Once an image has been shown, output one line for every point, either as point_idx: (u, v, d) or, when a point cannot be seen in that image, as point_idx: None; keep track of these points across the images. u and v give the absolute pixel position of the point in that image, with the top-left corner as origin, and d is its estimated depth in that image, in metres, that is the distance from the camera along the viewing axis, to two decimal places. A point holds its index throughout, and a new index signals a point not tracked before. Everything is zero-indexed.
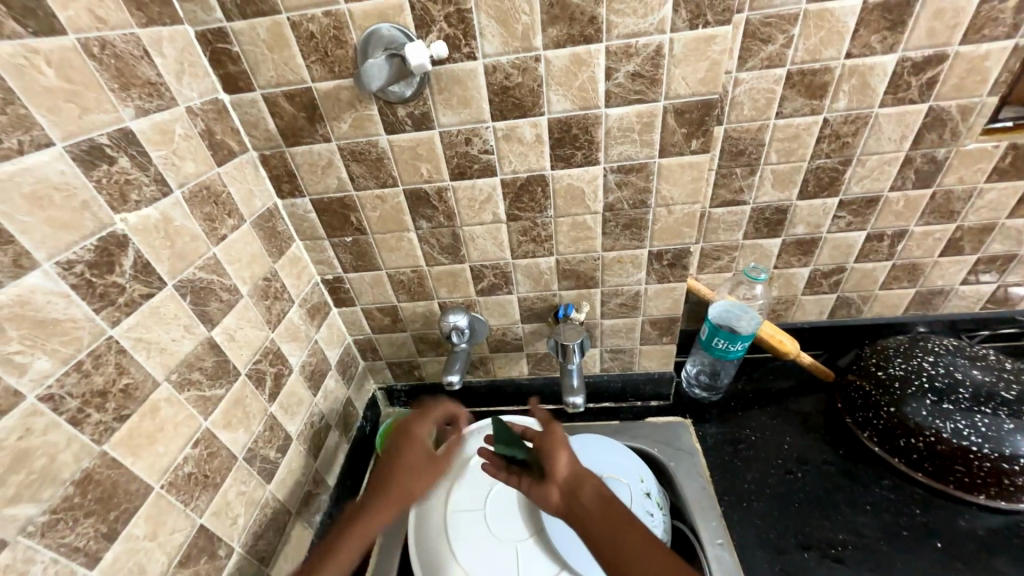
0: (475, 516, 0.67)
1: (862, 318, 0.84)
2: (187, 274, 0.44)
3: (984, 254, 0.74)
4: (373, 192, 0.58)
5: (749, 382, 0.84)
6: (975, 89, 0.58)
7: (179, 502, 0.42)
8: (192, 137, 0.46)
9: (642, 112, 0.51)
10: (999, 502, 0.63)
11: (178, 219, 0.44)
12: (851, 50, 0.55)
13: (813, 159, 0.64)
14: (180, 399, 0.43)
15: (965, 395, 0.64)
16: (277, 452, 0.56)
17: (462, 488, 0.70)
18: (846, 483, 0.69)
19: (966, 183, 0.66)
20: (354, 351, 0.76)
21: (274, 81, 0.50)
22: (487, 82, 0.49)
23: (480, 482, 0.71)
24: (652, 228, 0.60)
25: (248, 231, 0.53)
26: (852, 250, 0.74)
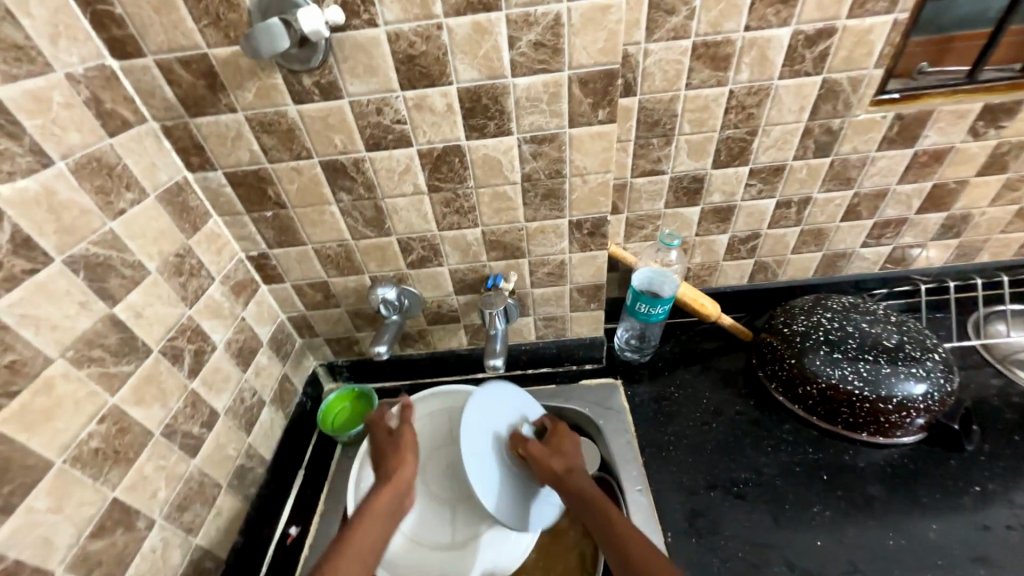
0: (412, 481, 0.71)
1: (777, 281, 0.90)
2: (79, 249, 0.43)
3: (879, 219, 0.81)
4: (288, 164, 0.58)
5: (677, 344, 0.89)
6: (863, 62, 0.62)
7: (87, 476, 0.42)
8: (74, 106, 0.44)
9: (548, 82, 0.52)
10: (877, 437, 0.71)
11: (63, 192, 0.42)
12: (749, 23, 0.58)
13: (723, 129, 0.68)
14: (80, 375, 0.42)
15: (853, 345, 0.71)
16: (200, 427, 0.56)
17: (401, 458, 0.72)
18: (753, 429, 0.76)
19: (860, 152, 0.71)
20: (289, 328, 0.77)
21: (166, 46, 0.48)
22: (391, 50, 0.49)
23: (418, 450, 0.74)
24: (569, 198, 0.63)
25: (153, 206, 0.52)
26: (764, 217, 0.79)
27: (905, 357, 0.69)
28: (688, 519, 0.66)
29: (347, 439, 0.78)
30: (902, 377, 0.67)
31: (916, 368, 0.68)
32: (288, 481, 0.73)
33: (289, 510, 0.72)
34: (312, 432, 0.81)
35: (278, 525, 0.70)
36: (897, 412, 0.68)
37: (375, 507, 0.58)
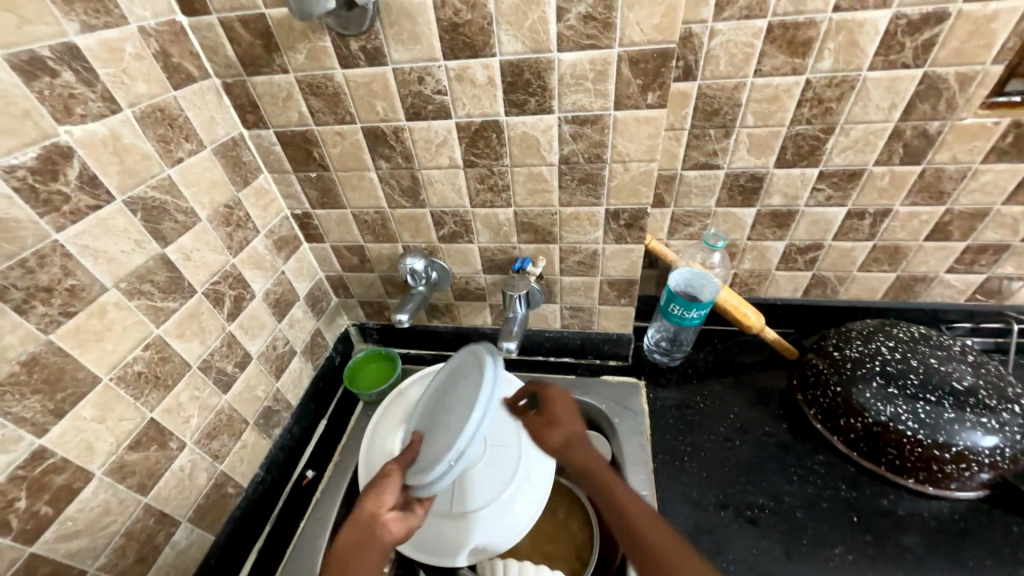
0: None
1: (837, 299, 0.81)
2: (138, 192, 0.47)
3: (973, 242, 0.70)
4: (332, 128, 0.59)
5: (711, 352, 0.84)
6: (979, 55, 0.52)
7: (130, 395, 0.47)
8: (144, 57, 0.47)
9: (596, 59, 0.49)
10: (926, 486, 0.64)
11: (128, 138, 0.46)
12: (839, 3, 0.51)
13: (792, 124, 0.61)
14: (130, 306, 0.47)
15: (914, 381, 0.63)
16: (234, 367, 0.61)
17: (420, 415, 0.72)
18: (780, 454, 0.71)
19: (959, 162, 0.61)
20: (326, 286, 0.81)
21: (229, 4, 0.50)
22: (436, 17, 0.48)
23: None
24: (608, 185, 0.60)
25: (208, 157, 0.56)
26: (830, 227, 0.71)
27: (977, 403, 0.60)
28: (692, 534, 0.63)
29: (367, 398, 0.83)
30: (969, 425, 0.59)
31: (988, 417, 0.59)
32: (310, 429, 0.78)
33: (308, 455, 0.77)
34: (338, 387, 0.86)
35: (297, 466, 0.75)
36: (955, 462, 0.60)
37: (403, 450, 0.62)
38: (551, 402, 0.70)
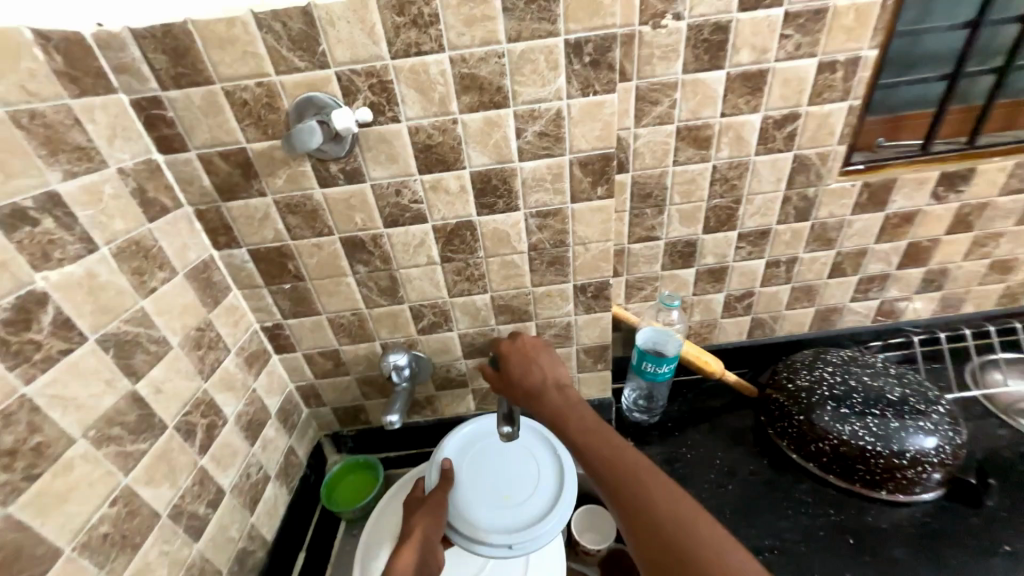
0: (468, 488, 0.67)
1: (775, 336, 0.93)
2: (111, 327, 0.45)
3: (863, 275, 0.85)
4: (310, 241, 0.62)
5: (684, 403, 0.90)
6: (828, 139, 0.70)
7: (93, 565, 0.41)
8: (122, 196, 0.48)
9: (552, 164, 0.58)
10: (897, 495, 0.70)
11: (104, 275, 0.45)
12: (725, 110, 0.66)
13: (709, 199, 0.74)
14: (98, 455, 0.42)
15: (859, 399, 0.72)
16: (206, 507, 0.54)
17: (463, 464, 0.70)
18: (769, 490, 0.74)
19: (836, 216, 0.78)
20: (296, 398, 0.77)
21: (208, 141, 0.53)
22: (411, 141, 0.55)
23: (478, 459, 0.71)
24: (573, 264, 0.66)
25: (181, 283, 0.55)
26: (756, 276, 0.83)
27: (911, 410, 0.70)
28: None
29: (350, 515, 0.76)
30: (912, 430, 0.68)
31: (924, 420, 0.69)
32: (289, 566, 0.69)
33: None
34: (315, 509, 0.78)
35: None
36: (912, 467, 0.68)
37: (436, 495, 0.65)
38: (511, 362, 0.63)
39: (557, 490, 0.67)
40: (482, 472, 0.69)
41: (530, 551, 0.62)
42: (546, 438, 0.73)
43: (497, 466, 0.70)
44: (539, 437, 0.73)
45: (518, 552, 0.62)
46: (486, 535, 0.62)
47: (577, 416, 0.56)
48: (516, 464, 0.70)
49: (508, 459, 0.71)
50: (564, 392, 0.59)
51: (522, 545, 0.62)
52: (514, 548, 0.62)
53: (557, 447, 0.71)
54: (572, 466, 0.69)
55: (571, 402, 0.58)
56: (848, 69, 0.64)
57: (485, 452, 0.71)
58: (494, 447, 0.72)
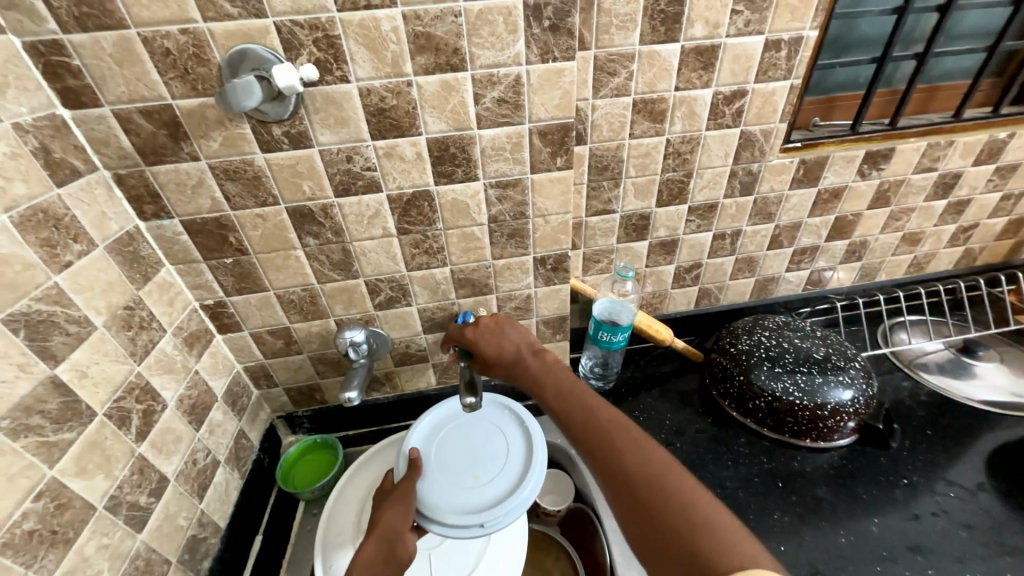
0: (437, 472, 0.67)
1: (720, 305, 0.99)
2: (19, 306, 0.40)
3: (797, 247, 0.92)
4: (252, 211, 0.57)
5: (637, 370, 0.94)
6: (771, 117, 0.73)
7: (19, 564, 0.37)
8: (21, 156, 0.42)
9: (511, 133, 0.57)
10: (820, 442, 0.79)
11: (5, 247, 0.39)
12: (678, 84, 0.67)
13: (663, 173, 0.76)
14: (15, 448, 0.38)
15: (791, 359, 0.79)
16: (149, 496, 0.51)
17: (431, 452, 0.70)
18: (713, 445, 0.81)
19: (776, 191, 0.83)
20: (245, 379, 0.73)
21: (126, 96, 0.47)
22: (362, 103, 0.52)
23: (447, 444, 0.71)
24: (533, 236, 0.67)
25: (101, 256, 0.49)
26: (704, 248, 0.88)
27: (834, 367, 0.78)
28: None
29: (309, 496, 0.75)
30: (834, 385, 0.76)
31: (844, 376, 0.76)
32: (245, 550, 0.67)
33: None
34: (271, 491, 0.76)
35: None
36: (833, 417, 0.76)
37: (402, 485, 0.65)
38: (478, 340, 0.66)
39: (526, 464, 0.68)
40: (451, 457, 0.70)
41: (503, 526, 0.62)
42: (514, 414, 0.75)
43: (467, 449, 0.71)
44: (506, 417, 0.75)
45: (491, 528, 0.62)
46: (458, 516, 0.62)
47: (554, 378, 0.61)
48: (483, 445, 0.71)
49: (475, 440, 0.72)
50: (542, 358, 0.64)
51: (494, 521, 0.62)
52: (486, 526, 0.62)
53: (526, 425, 0.73)
54: (540, 441, 0.70)
55: (549, 366, 0.63)
56: (791, 48, 0.67)
57: (455, 437, 0.72)
58: (461, 429, 0.73)
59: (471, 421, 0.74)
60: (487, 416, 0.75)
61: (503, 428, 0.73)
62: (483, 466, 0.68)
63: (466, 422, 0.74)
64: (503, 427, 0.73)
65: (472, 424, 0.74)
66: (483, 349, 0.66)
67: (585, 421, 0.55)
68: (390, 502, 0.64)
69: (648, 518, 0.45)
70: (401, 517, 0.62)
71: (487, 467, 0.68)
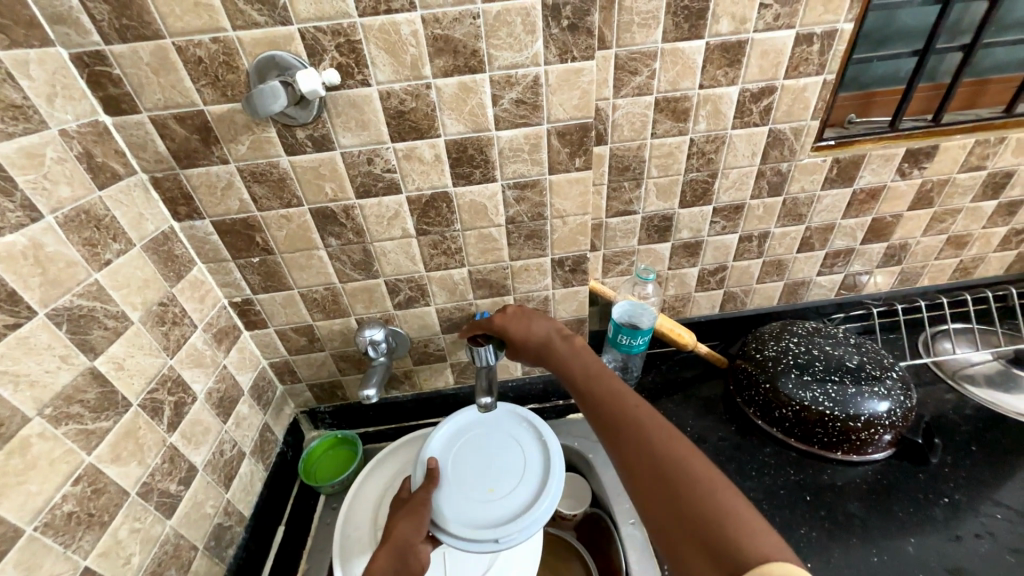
0: (454, 483, 0.68)
1: (746, 309, 0.96)
2: (63, 301, 0.42)
3: (830, 249, 0.88)
4: (277, 212, 0.59)
5: (658, 374, 0.93)
6: (802, 114, 0.70)
7: (59, 543, 0.40)
8: (67, 160, 0.44)
9: (529, 134, 0.56)
10: (852, 455, 0.75)
11: (51, 245, 0.42)
12: (703, 82, 0.65)
13: (686, 173, 0.74)
14: (57, 434, 0.40)
15: (821, 367, 0.75)
16: (178, 484, 0.53)
17: (448, 462, 0.70)
18: (736, 454, 0.78)
19: (807, 191, 0.79)
20: (270, 375, 0.75)
21: (162, 103, 0.50)
22: (382, 106, 0.52)
23: (463, 456, 0.72)
24: (551, 237, 0.66)
25: (138, 255, 0.52)
26: (729, 250, 0.85)
27: (868, 376, 0.74)
28: None
29: (329, 490, 0.76)
30: (868, 395, 0.72)
31: (878, 386, 0.73)
32: (268, 540, 0.70)
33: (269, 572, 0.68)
34: (294, 484, 0.78)
35: None
36: (867, 429, 0.72)
37: (417, 496, 0.65)
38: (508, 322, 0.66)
39: (542, 480, 0.67)
40: (467, 468, 0.70)
41: (518, 542, 0.62)
42: (531, 426, 0.75)
43: (483, 460, 0.71)
44: (523, 429, 0.75)
45: (506, 545, 0.61)
46: (473, 530, 0.62)
47: (581, 363, 0.61)
48: (499, 456, 0.71)
49: (491, 451, 0.72)
50: (571, 343, 0.63)
51: (509, 537, 0.62)
52: (501, 542, 0.61)
53: (542, 438, 0.73)
54: (556, 455, 0.70)
55: (576, 351, 0.63)
56: (824, 42, 0.64)
57: (472, 449, 0.72)
58: (478, 440, 0.74)
59: (487, 432, 0.75)
60: (503, 427, 0.75)
61: (520, 440, 0.73)
62: (498, 479, 0.68)
63: (482, 433, 0.75)
64: (520, 439, 0.73)
65: (489, 435, 0.74)
66: (512, 332, 0.66)
67: (610, 405, 0.54)
68: (404, 513, 0.64)
69: (672, 508, 0.42)
70: (414, 529, 0.61)
71: (503, 480, 0.68)
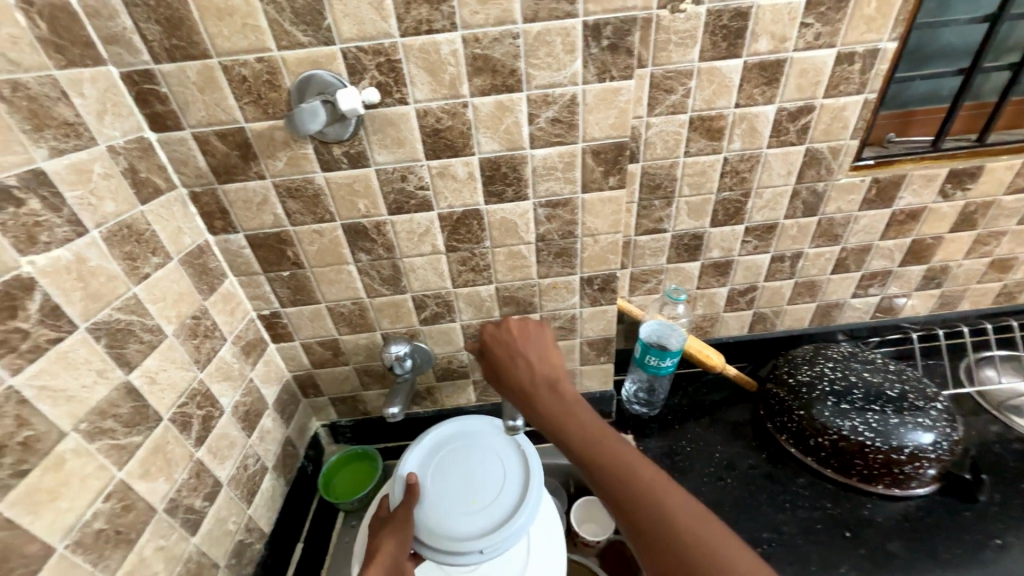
0: (434, 496, 0.67)
1: (776, 331, 0.93)
2: (102, 315, 0.42)
3: (866, 271, 0.85)
4: (310, 227, 0.59)
5: (685, 396, 0.90)
6: (840, 133, 0.68)
7: (87, 562, 0.39)
8: (112, 176, 0.45)
9: (564, 153, 0.56)
10: (893, 489, 0.71)
11: (94, 260, 0.42)
12: (739, 101, 0.64)
13: (719, 192, 0.73)
14: (91, 449, 0.40)
15: (859, 395, 0.72)
16: (203, 500, 0.53)
17: (427, 476, 0.69)
18: (768, 483, 0.75)
19: (843, 212, 0.77)
20: (293, 388, 0.75)
21: (205, 120, 0.50)
22: (419, 124, 0.53)
23: (441, 468, 0.70)
24: (581, 256, 0.65)
25: (175, 269, 0.52)
26: (760, 270, 0.83)
27: (910, 406, 0.70)
28: None
29: (349, 506, 0.76)
30: (911, 427, 0.68)
31: (922, 417, 0.69)
32: (287, 557, 0.69)
33: None
34: (313, 499, 0.77)
35: None
36: (910, 462, 0.68)
37: (400, 511, 0.64)
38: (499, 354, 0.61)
39: (523, 488, 0.67)
40: (447, 481, 0.68)
41: (502, 552, 0.62)
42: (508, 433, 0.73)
43: (462, 471, 0.70)
44: (499, 437, 0.73)
45: (490, 554, 0.62)
46: (458, 543, 0.62)
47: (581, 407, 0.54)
48: (477, 466, 0.70)
49: (470, 462, 0.71)
50: (557, 394, 0.56)
51: (493, 548, 0.62)
52: (486, 552, 0.62)
53: (520, 444, 0.72)
54: (534, 463, 0.69)
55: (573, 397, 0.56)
56: (865, 62, 0.62)
57: (449, 461, 0.70)
58: (455, 450, 0.72)
59: (464, 440, 0.73)
60: (478, 436, 0.74)
61: (498, 448, 0.72)
62: (480, 489, 0.67)
63: (458, 444, 0.73)
64: (497, 447, 0.72)
65: (465, 444, 0.73)
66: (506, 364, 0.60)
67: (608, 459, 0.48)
68: (388, 530, 0.62)
69: None
70: (398, 548, 0.60)
71: (484, 489, 0.67)
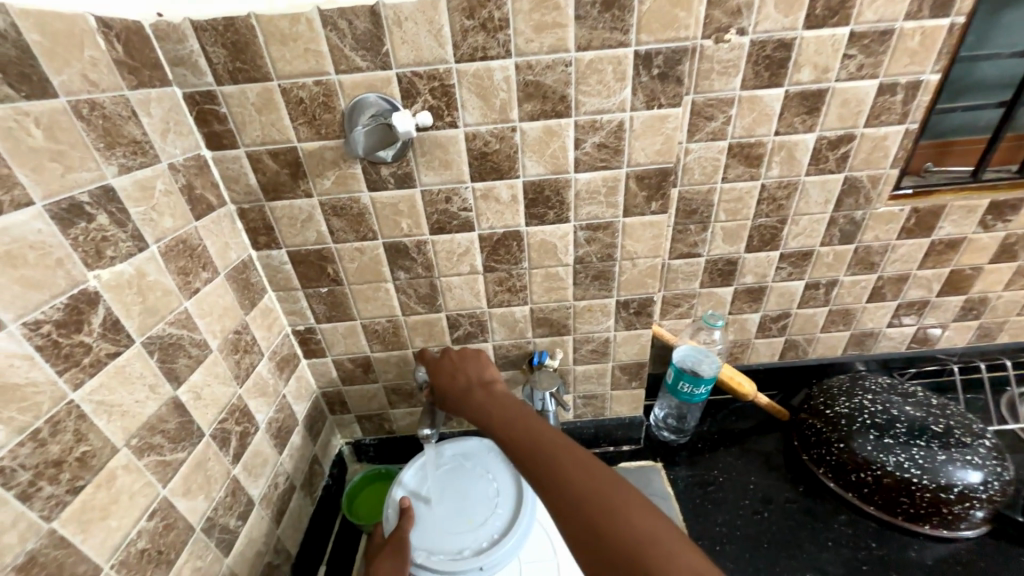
0: (429, 518, 0.64)
1: (808, 359, 0.91)
2: (156, 329, 0.43)
3: (903, 300, 0.84)
4: (352, 245, 0.60)
5: (714, 424, 0.88)
6: (880, 162, 0.68)
7: None
8: (172, 193, 0.46)
9: (608, 177, 0.56)
10: (941, 530, 0.68)
11: (152, 274, 0.43)
12: (779, 129, 0.64)
13: (755, 218, 0.72)
14: (139, 466, 0.40)
15: (902, 429, 0.70)
16: (237, 519, 0.52)
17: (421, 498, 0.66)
18: (806, 519, 0.73)
19: (881, 240, 0.76)
20: (321, 404, 0.75)
21: (260, 140, 0.51)
22: (467, 147, 0.53)
23: (430, 490, 0.68)
24: (618, 279, 0.65)
25: (222, 284, 0.53)
26: (794, 297, 0.82)
27: (957, 442, 0.68)
28: None
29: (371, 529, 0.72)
30: (959, 464, 0.65)
31: (971, 454, 0.66)
32: None
33: None
34: (336, 520, 0.76)
35: None
36: (960, 502, 0.65)
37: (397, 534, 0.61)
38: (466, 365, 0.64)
39: (516, 505, 0.65)
40: (441, 502, 0.66)
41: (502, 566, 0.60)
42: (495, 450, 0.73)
43: (455, 491, 0.68)
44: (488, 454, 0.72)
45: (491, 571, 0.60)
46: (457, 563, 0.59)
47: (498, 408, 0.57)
48: (470, 485, 0.68)
49: (462, 481, 0.69)
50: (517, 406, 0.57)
51: (493, 563, 0.60)
52: (486, 568, 0.60)
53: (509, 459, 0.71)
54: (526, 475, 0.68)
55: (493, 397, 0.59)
56: (907, 93, 0.62)
57: (434, 485, 0.68)
58: (446, 471, 0.70)
59: (453, 461, 0.71)
60: (466, 456, 0.72)
61: (488, 465, 0.71)
62: (475, 507, 0.66)
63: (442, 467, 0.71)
64: (486, 465, 0.71)
65: (454, 465, 0.71)
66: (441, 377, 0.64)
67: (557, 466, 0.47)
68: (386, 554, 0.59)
69: None
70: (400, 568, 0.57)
71: (479, 507, 0.66)
